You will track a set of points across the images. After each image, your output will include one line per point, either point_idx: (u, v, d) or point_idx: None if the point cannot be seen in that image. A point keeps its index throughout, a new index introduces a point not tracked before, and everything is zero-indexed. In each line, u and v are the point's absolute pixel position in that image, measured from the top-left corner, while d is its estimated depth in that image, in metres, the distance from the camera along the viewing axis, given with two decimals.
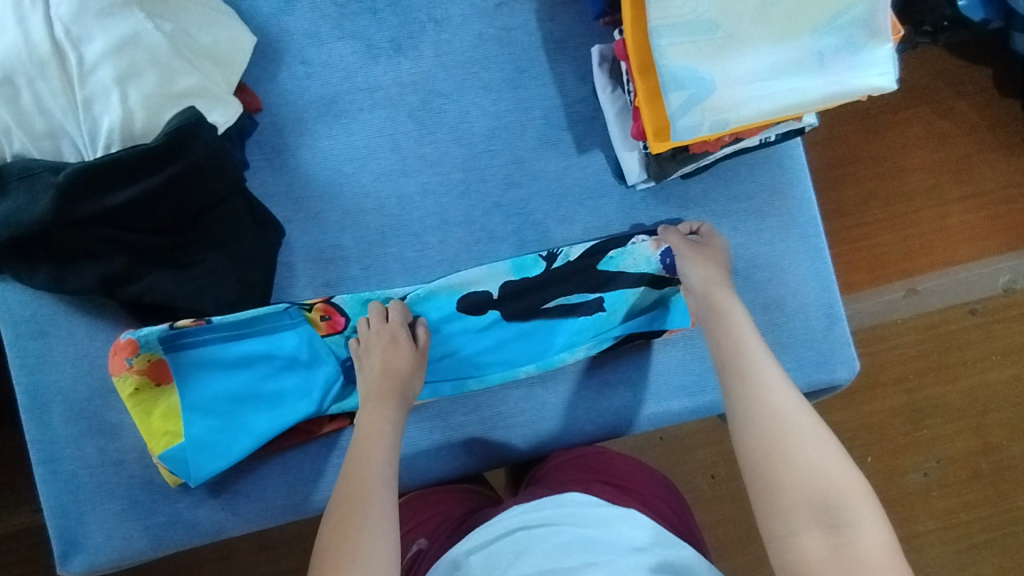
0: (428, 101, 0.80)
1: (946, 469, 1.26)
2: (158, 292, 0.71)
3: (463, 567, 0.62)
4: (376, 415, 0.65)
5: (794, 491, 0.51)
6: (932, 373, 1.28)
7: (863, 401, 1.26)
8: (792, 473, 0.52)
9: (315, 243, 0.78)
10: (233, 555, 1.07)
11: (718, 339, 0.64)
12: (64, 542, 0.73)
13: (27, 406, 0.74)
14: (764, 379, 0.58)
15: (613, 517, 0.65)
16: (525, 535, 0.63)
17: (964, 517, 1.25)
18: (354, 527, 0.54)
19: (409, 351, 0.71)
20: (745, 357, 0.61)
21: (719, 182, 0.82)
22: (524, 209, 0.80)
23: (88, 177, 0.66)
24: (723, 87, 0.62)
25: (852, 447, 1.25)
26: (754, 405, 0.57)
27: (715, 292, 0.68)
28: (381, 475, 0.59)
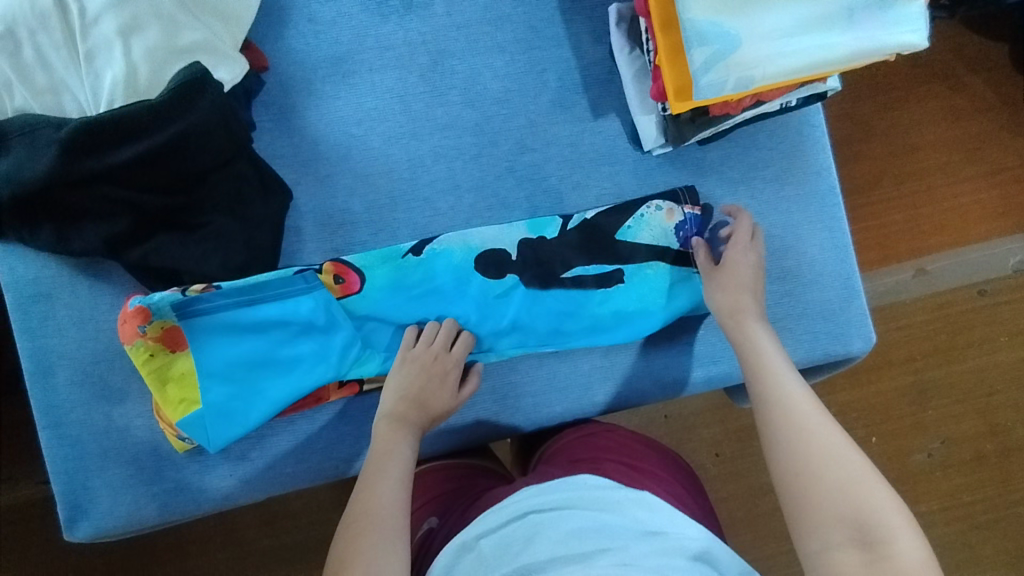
0: (439, 62, 0.77)
1: (951, 450, 1.26)
2: (164, 254, 0.70)
3: (474, 550, 0.62)
4: (395, 435, 0.66)
5: (826, 507, 0.52)
6: (939, 354, 1.27)
7: (870, 380, 1.25)
8: (824, 489, 0.53)
9: (323, 207, 0.76)
10: (239, 528, 1.09)
11: (748, 364, 0.66)
12: (72, 507, 0.73)
13: (32, 370, 0.73)
14: (794, 400, 0.60)
15: (626, 499, 0.65)
16: (536, 519, 0.62)
17: (967, 497, 1.25)
18: (369, 540, 0.55)
19: (450, 394, 0.71)
20: (775, 379, 0.62)
21: (737, 149, 0.80)
22: (538, 174, 0.78)
23: (91, 133, 0.65)
24: (748, 43, 0.60)
25: (858, 426, 1.24)
26: (786, 425, 0.58)
27: (743, 319, 0.69)
28: (393, 496, 0.60)
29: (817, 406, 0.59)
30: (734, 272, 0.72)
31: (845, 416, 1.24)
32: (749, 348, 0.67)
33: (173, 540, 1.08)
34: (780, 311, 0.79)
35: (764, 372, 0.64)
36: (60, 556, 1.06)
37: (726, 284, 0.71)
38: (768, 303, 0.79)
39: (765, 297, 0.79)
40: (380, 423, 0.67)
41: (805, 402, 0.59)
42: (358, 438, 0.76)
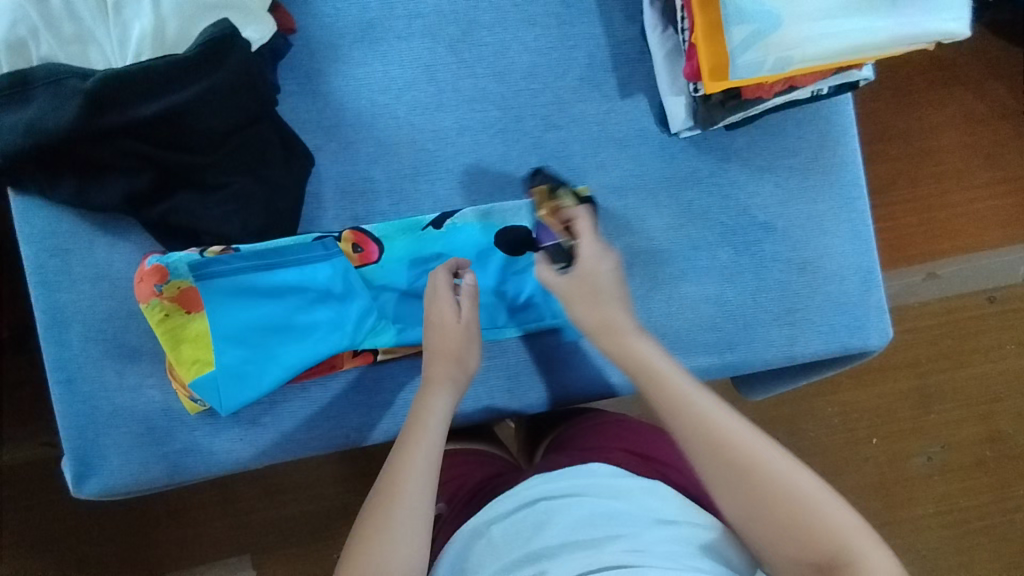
0: (468, 34, 0.77)
1: (950, 454, 1.26)
2: (184, 212, 0.69)
3: (484, 536, 0.62)
4: (431, 395, 0.64)
5: (787, 548, 0.49)
6: (944, 358, 1.26)
7: (874, 381, 1.25)
8: (780, 528, 0.50)
9: (345, 174, 0.75)
10: (238, 497, 1.09)
11: (653, 393, 0.56)
12: (80, 463, 0.73)
13: (46, 324, 0.72)
14: (711, 427, 0.53)
15: (638, 488, 0.63)
16: (547, 506, 0.62)
17: (963, 502, 1.25)
18: (381, 522, 0.54)
19: (455, 326, 0.66)
20: (682, 405, 0.55)
21: (764, 136, 0.79)
22: (562, 152, 0.77)
23: (116, 86, 0.64)
24: (790, 23, 0.59)
25: (859, 427, 1.24)
26: (718, 461, 0.52)
27: (624, 341, 0.60)
28: (421, 471, 0.57)
29: (733, 420, 0.54)
30: (589, 283, 0.62)
31: (847, 416, 1.24)
32: (650, 372, 0.57)
33: (173, 506, 1.09)
34: (798, 301, 0.79)
35: (667, 398, 0.55)
36: (60, 516, 1.07)
37: (585, 301, 0.62)
38: (785, 292, 0.79)
39: (782, 285, 0.79)
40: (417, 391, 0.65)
41: (728, 424, 0.53)
42: (370, 408, 0.76)
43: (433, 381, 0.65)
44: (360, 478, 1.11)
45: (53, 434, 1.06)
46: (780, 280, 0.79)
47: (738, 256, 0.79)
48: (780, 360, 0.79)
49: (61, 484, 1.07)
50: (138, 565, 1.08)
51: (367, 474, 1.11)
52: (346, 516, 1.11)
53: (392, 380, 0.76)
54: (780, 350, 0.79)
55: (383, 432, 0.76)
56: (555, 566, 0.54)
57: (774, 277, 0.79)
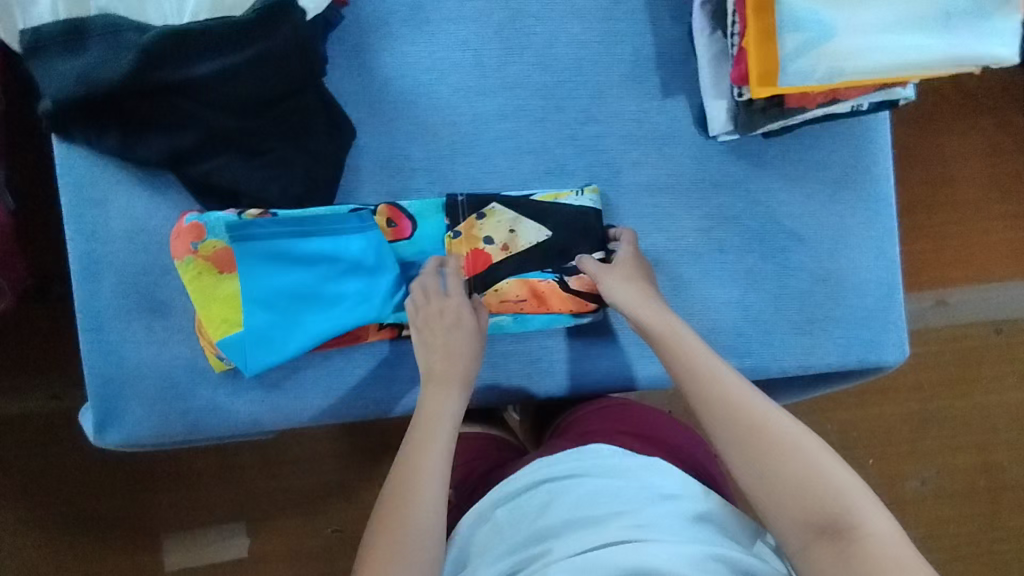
0: (516, 21, 0.77)
1: (944, 480, 1.27)
2: (226, 174, 0.70)
3: (490, 520, 0.64)
4: (440, 394, 0.67)
5: (791, 505, 0.53)
6: (946, 386, 1.27)
7: (874, 403, 1.26)
8: (783, 485, 0.54)
9: (383, 149, 0.76)
10: (238, 464, 1.11)
11: (677, 363, 0.64)
12: (104, 413, 0.74)
13: (81, 272, 0.74)
14: (730, 392, 0.60)
15: (638, 467, 0.64)
16: (549, 487, 0.63)
17: (952, 529, 1.26)
18: (394, 522, 0.57)
19: (461, 331, 0.70)
20: (701, 374, 0.62)
21: (800, 145, 0.79)
22: (599, 146, 0.78)
23: (174, 42, 0.65)
24: (843, 34, 0.60)
25: (856, 447, 1.25)
26: (732, 423, 0.58)
27: (654, 313, 0.68)
28: (434, 465, 0.61)
29: (752, 390, 0.60)
30: (625, 267, 0.73)
31: (845, 435, 1.25)
32: (676, 342, 0.65)
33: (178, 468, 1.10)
34: (818, 311, 0.80)
35: (692, 369, 0.62)
36: (63, 470, 1.08)
37: (617, 279, 0.71)
38: (806, 302, 0.80)
39: (804, 296, 0.80)
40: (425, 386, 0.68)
41: (740, 389, 0.60)
42: (391, 381, 0.77)
43: (437, 376, 0.68)
44: (361, 454, 1.13)
45: (60, 387, 1.07)
46: (802, 290, 0.80)
47: (763, 263, 0.80)
48: (794, 368, 0.80)
49: (66, 437, 1.08)
50: (137, 522, 1.09)
51: (368, 451, 1.13)
52: (346, 491, 1.12)
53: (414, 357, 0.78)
54: (795, 359, 0.80)
55: (402, 406, 0.78)
56: (560, 545, 0.56)
57: (795, 286, 0.80)
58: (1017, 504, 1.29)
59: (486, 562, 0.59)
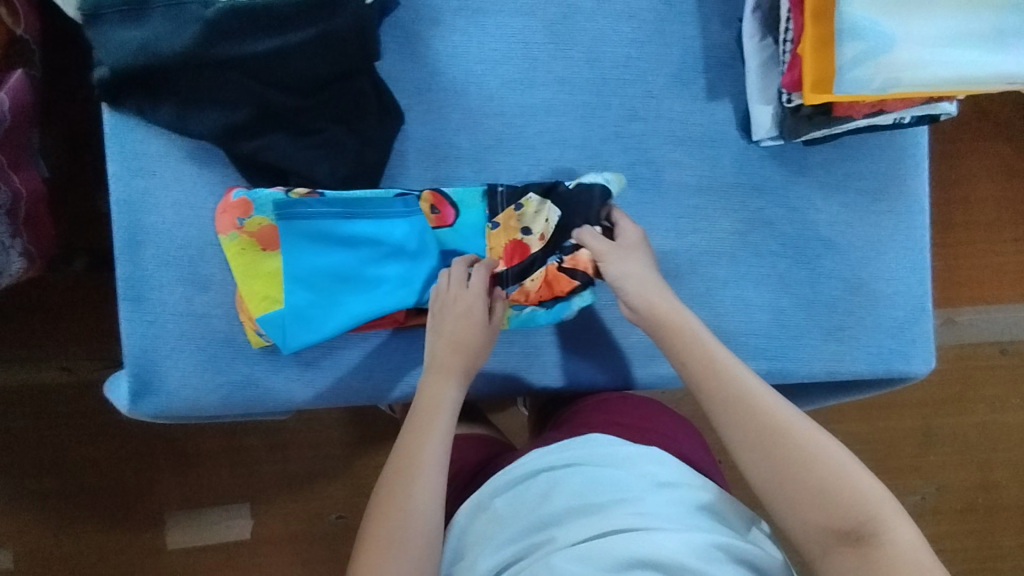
0: (567, 17, 0.77)
1: (943, 497, 1.29)
2: (276, 152, 0.71)
3: (489, 509, 0.64)
4: (442, 381, 0.68)
5: (814, 511, 0.55)
6: (951, 403, 1.29)
7: (879, 417, 1.28)
8: (806, 492, 0.55)
9: (431, 136, 0.76)
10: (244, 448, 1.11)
11: (701, 367, 0.64)
12: (139, 382, 0.74)
13: (123, 242, 0.74)
14: (748, 397, 0.61)
15: (639, 457, 0.65)
16: (550, 475, 0.64)
17: (949, 544, 1.28)
18: (393, 510, 0.59)
19: (479, 323, 0.71)
20: (724, 380, 0.63)
21: (839, 155, 0.81)
22: (642, 145, 0.79)
23: (238, 18, 0.66)
24: (901, 46, 0.61)
25: (859, 459, 1.27)
26: (748, 424, 0.59)
27: (672, 309, 0.68)
28: (432, 454, 0.63)
29: (768, 392, 0.61)
30: (629, 249, 0.72)
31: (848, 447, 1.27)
32: (698, 345, 0.66)
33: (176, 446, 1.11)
34: (849, 319, 0.81)
35: (707, 372, 0.64)
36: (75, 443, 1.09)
37: (620, 262, 0.71)
38: (837, 309, 0.81)
39: (835, 303, 0.81)
40: (428, 373, 0.69)
41: (766, 395, 0.61)
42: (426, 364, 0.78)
43: (439, 364, 0.69)
44: (372, 442, 1.14)
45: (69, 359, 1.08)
46: (834, 297, 0.81)
47: (797, 269, 0.81)
48: (822, 374, 0.81)
49: (78, 410, 1.09)
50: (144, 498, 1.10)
51: (381, 437, 1.14)
52: (358, 476, 1.13)
53: None
54: (823, 365, 0.81)
55: None
56: (563, 533, 0.57)
57: (828, 293, 0.81)
58: (1014, 524, 1.30)
59: (486, 551, 0.60)
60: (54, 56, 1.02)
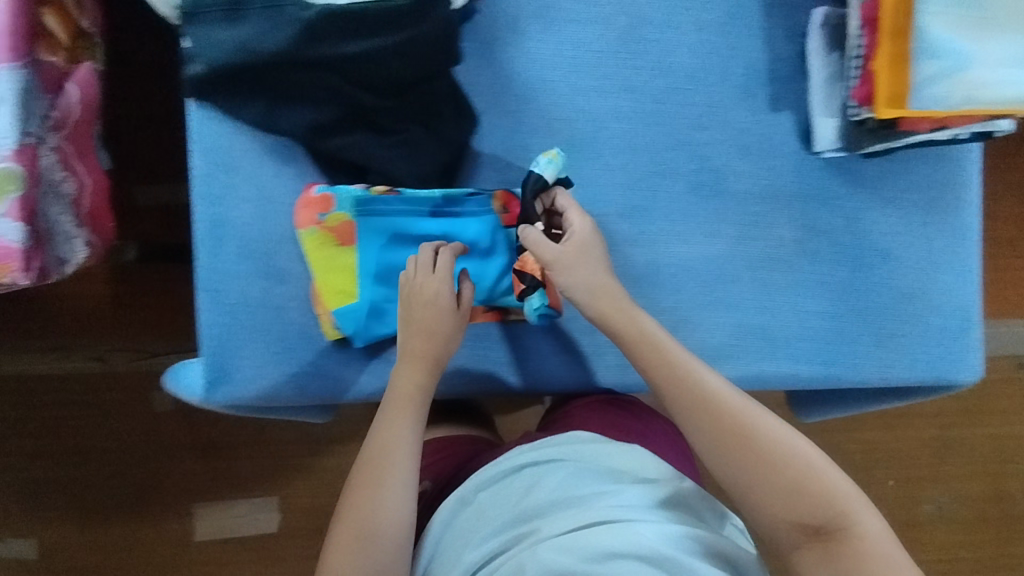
0: (638, 28, 0.80)
1: (958, 506, 1.32)
2: (358, 150, 0.73)
3: (473, 503, 0.68)
4: (413, 372, 0.72)
5: (788, 512, 0.63)
6: (969, 415, 1.32)
7: (899, 426, 1.30)
8: (779, 497, 0.63)
9: (504, 139, 0.79)
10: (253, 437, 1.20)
11: (674, 381, 0.69)
12: (216, 370, 0.77)
13: (204, 234, 0.76)
14: (717, 403, 0.67)
15: (615, 454, 0.70)
16: (533, 470, 0.69)
17: (962, 553, 1.32)
18: (366, 503, 0.66)
19: (450, 312, 0.72)
20: (700, 391, 0.68)
21: (895, 168, 0.83)
22: (706, 153, 0.81)
23: (331, 21, 0.67)
24: (976, 64, 0.65)
25: (876, 467, 1.30)
26: (726, 434, 0.66)
27: (630, 313, 0.72)
28: (401, 447, 0.69)
29: (739, 395, 0.68)
30: (581, 250, 0.72)
31: (867, 455, 1.29)
32: (670, 357, 0.70)
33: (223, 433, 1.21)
34: (899, 327, 0.84)
35: (674, 381, 0.69)
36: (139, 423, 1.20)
37: (577, 272, 0.71)
38: (889, 317, 0.84)
39: (887, 311, 0.84)
40: (401, 365, 0.73)
41: (739, 406, 0.67)
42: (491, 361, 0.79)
43: (409, 356, 0.72)
44: None
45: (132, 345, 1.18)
46: (887, 306, 0.84)
47: (851, 278, 0.83)
48: (874, 380, 0.84)
49: (101, 400, 1.19)
50: (167, 483, 1.20)
51: None
52: None
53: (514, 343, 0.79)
54: (875, 372, 0.84)
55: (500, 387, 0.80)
56: (547, 523, 0.61)
57: (881, 302, 0.84)
58: None
59: (472, 543, 0.64)
60: (130, 68, 1.11)
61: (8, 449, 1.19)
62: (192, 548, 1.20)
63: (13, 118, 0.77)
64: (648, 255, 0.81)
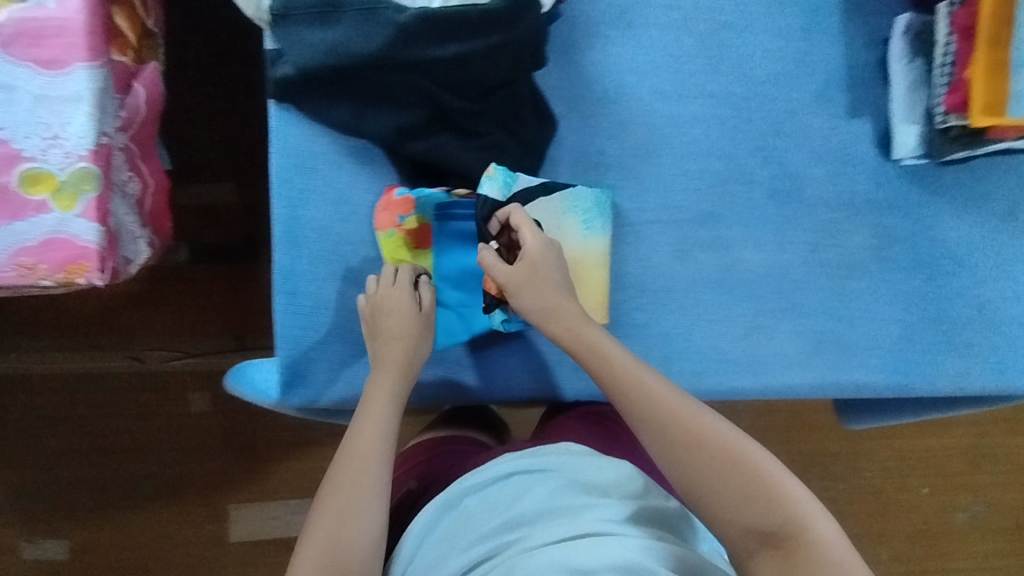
0: (718, 33, 0.80)
1: (991, 514, 1.31)
2: (444, 154, 0.73)
3: (459, 508, 0.66)
4: (390, 378, 0.69)
5: (742, 519, 0.55)
6: (1007, 424, 1.31)
7: (935, 434, 1.29)
8: (732, 504, 0.55)
9: (582, 144, 0.78)
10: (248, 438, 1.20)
11: (615, 388, 0.63)
12: (292, 374, 0.76)
13: (281, 235, 0.75)
14: (661, 403, 0.60)
15: (607, 468, 0.68)
16: (524, 479, 0.66)
17: (996, 561, 1.31)
18: (340, 503, 0.58)
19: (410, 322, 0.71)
20: (642, 397, 0.61)
21: (972, 176, 0.83)
22: (784, 159, 0.81)
23: (427, 24, 0.67)
24: None
25: (911, 475, 1.29)
26: (676, 439, 0.59)
27: (576, 327, 0.67)
28: (379, 449, 0.63)
29: (680, 396, 0.61)
30: (533, 268, 0.68)
31: (903, 462, 1.29)
32: (611, 366, 0.64)
33: (261, 436, 1.20)
34: (975, 336, 0.83)
35: (624, 384, 0.62)
36: (179, 424, 1.19)
37: (533, 293, 0.68)
38: (965, 325, 0.83)
39: (962, 320, 0.83)
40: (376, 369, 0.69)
41: (692, 409, 0.60)
42: (566, 366, 0.77)
43: (386, 362, 0.69)
44: None
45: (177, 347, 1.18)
46: (964, 314, 0.83)
47: (925, 287, 0.82)
48: (950, 390, 0.82)
49: (139, 400, 1.19)
50: (204, 484, 1.20)
51: None
52: None
53: None
54: (951, 382, 0.82)
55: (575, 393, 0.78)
56: (536, 530, 0.58)
57: (957, 310, 0.83)
58: None
59: (456, 550, 0.60)
60: (187, 71, 1.13)
61: (44, 447, 1.19)
62: (227, 548, 1.20)
63: (90, 117, 0.76)
64: (723, 262, 0.80)
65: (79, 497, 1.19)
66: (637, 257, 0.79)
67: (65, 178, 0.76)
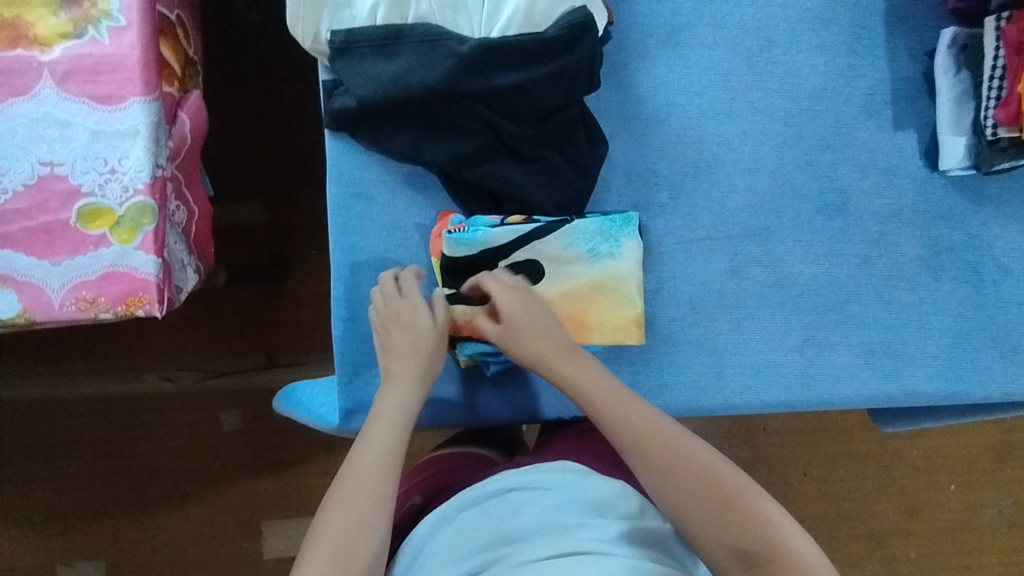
0: (765, 50, 0.81)
1: (1020, 511, 1.30)
2: (501, 178, 0.73)
3: (455, 522, 0.65)
4: (403, 390, 0.67)
5: (723, 541, 0.56)
6: None
7: (962, 432, 1.30)
8: (714, 530, 0.57)
9: (633, 163, 0.79)
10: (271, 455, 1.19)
11: (603, 421, 0.64)
12: (351, 400, 0.76)
13: (339, 263, 0.76)
14: (640, 426, 0.62)
15: (604, 487, 0.68)
16: (519, 496, 0.66)
17: None
18: (345, 514, 0.57)
19: (432, 338, 0.69)
20: (631, 425, 0.63)
21: (1016, 185, 0.84)
22: (832, 173, 0.81)
23: (485, 55, 0.69)
24: None
25: (939, 473, 1.29)
26: (661, 467, 0.60)
27: (565, 366, 0.67)
28: (388, 464, 0.61)
29: (665, 422, 0.63)
30: (519, 321, 0.69)
31: (930, 461, 1.29)
32: (597, 398, 0.65)
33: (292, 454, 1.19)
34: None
35: (607, 409, 0.64)
36: (211, 444, 1.19)
37: (522, 342, 0.68)
38: (1015, 331, 0.83)
39: (1011, 326, 0.83)
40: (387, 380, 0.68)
41: (677, 434, 0.62)
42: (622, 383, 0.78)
43: (396, 375, 0.68)
44: None
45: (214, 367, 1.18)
46: (1013, 320, 0.83)
47: (974, 295, 0.83)
48: (1001, 396, 0.82)
49: (172, 421, 1.18)
50: (238, 505, 1.19)
51: None
52: None
53: (645, 367, 0.78)
54: (1003, 388, 0.82)
55: None
56: (527, 547, 0.58)
57: (1006, 316, 0.83)
58: None
59: (448, 564, 0.60)
60: (225, 95, 1.14)
61: (77, 471, 1.18)
62: (260, 565, 1.18)
63: (147, 151, 0.73)
64: (774, 275, 0.81)
65: (113, 521, 1.18)
66: (691, 273, 0.80)
67: (123, 212, 0.73)
